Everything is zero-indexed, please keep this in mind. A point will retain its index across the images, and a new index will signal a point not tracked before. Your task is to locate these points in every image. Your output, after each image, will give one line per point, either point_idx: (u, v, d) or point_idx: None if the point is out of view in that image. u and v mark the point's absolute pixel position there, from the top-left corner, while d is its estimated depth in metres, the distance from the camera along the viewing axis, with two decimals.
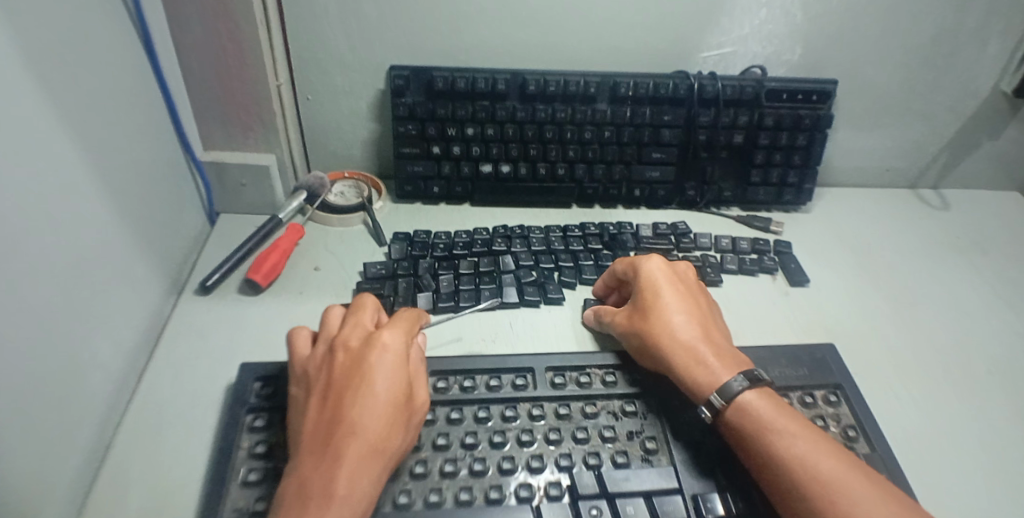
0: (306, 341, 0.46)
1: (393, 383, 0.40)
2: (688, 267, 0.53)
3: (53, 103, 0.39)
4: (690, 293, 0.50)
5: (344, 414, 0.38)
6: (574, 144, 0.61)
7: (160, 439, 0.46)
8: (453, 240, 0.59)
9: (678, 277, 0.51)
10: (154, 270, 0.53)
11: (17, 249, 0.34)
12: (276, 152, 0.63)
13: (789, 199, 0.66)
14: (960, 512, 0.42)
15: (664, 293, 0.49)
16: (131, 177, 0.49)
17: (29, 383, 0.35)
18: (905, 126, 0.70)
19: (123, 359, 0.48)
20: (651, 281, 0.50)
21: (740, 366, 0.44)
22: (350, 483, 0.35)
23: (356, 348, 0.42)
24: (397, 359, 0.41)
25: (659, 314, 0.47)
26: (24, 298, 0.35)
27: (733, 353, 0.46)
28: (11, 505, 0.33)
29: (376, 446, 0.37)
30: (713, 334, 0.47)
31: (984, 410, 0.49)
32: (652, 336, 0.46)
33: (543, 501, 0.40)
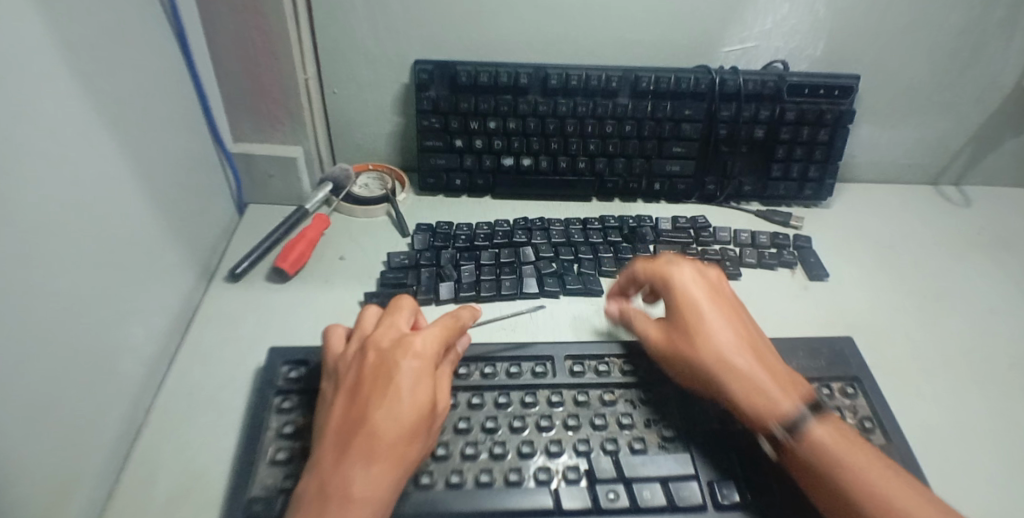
0: (342, 337, 0.47)
1: (418, 388, 0.40)
2: (722, 276, 0.51)
3: (91, 98, 0.40)
4: (730, 308, 0.48)
5: (367, 416, 0.38)
6: (595, 138, 0.62)
7: (190, 422, 0.48)
8: (475, 231, 0.60)
9: (716, 293, 0.48)
10: (185, 259, 0.55)
11: (45, 237, 0.35)
12: (302, 144, 0.64)
13: (809, 194, 0.66)
14: (973, 507, 0.42)
15: (707, 312, 0.46)
16: (160, 168, 0.51)
17: (64, 363, 0.37)
18: (928, 122, 0.69)
19: (155, 342, 0.50)
20: (689, 297, 0.47)
21: (799, 391, 0.42)
22: (368, 488, 0.36)
23: (386, 349, 0.42)
24: (423, 365, 0.41)
25: (706, 335, 0.45)
26: (60, 281, 0.36)
27: (788, 372, 0.44)
28: (47, 476, 0.34)
29: (395, 450, 0.37)
30: (764, 350, 0.45)
31: (1001, 409, 0.49)
32: (702, 359, 0.44)
33: (561, 484, 0.41)
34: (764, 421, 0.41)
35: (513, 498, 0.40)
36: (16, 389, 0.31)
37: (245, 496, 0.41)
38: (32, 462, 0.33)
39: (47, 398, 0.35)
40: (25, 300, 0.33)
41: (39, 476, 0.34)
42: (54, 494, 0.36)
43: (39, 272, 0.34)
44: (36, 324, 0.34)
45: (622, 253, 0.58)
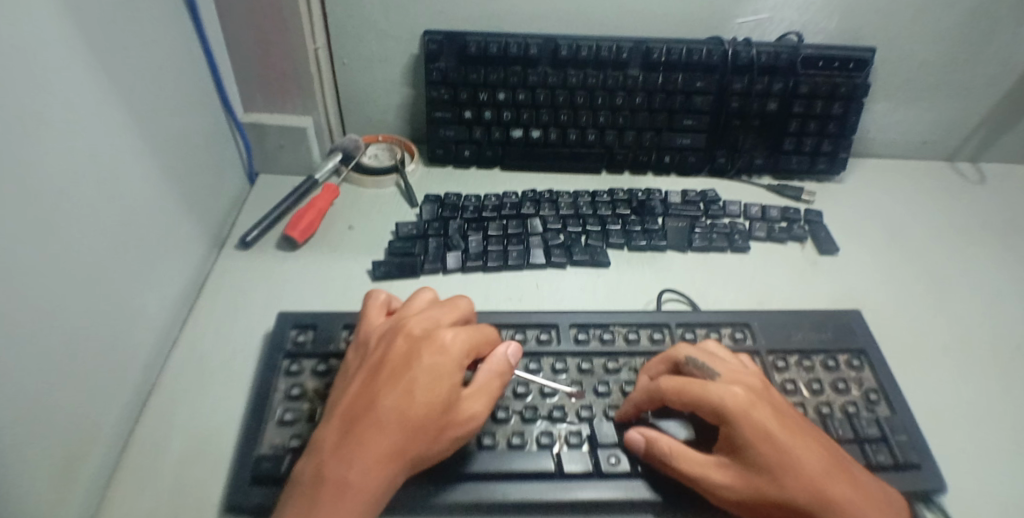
0: (381, 311, 0.45)
1: (433, 386, 0.37)
2: (759, 375, 0.42)
3: (103, 57, 0.41)
4: (793, 419, 0.39)
5: (378, 404, 0.36)
6: (605, 110, 0.61)
7: (202, 383, 0.49)
8: (483, 202, 0.59)
9: (772, 404, 0.39)
10: (197, 226, 0.56)
11: (62, 197, 0.36)
12: (312, 114, 0.65)
13: (822, 168, 0.65)
14: (973, 482, 0.42)
15: (791, 446, 0.36)
16: (174, 138, 0.51)
17: (77, 321, 0.37)
18: (945, 97, 0.68)
19: (167, 306, 0.51)
20: (762, 429, 0.37)
21: (899, 511, 0.36)
22: (363, 478, 0.33)
23: (416, 337, 0.40)
24: (447, 366, 0.39)
25: (802, 478, 0.35)
26: (76, 243, 0.37)
27: (878, 486, 0.37)
28: (61, 430, 0.35)
29: (398, 445, 0.35)
30: (849, 466, 0.38)
31: (1008, 385, 0.49)
32: (807, 509, 0.35)
33: (563, 449, 0.42)
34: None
35: (516, 460, 0.41)
36: (31, 344, 0.32)
37: (253, 455, 0.42)
38: (46, 415, 0.34)
39: (61, 354, 0.36)
40: (43, 263, 0.34)
41: (54, 430, 0.35)
42: (69, 447, 0.37)
43: (56, 234, 0.35)
44: (52, 284, 0.35)
45: (631, 226, 0.58)
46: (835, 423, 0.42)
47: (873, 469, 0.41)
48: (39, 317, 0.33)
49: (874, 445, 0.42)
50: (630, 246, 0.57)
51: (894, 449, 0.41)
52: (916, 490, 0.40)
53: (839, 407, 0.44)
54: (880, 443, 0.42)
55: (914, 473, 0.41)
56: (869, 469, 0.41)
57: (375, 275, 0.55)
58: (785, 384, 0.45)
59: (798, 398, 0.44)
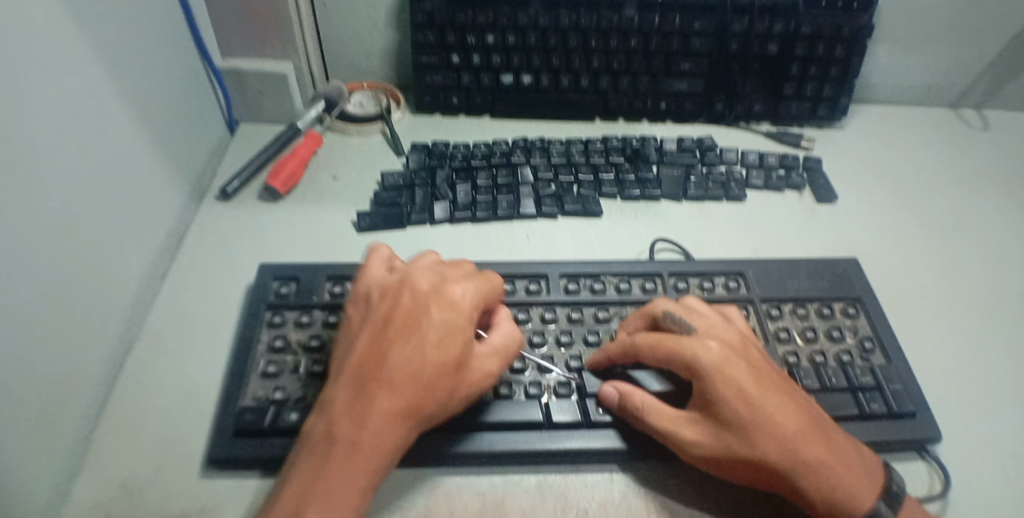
0: (384, 264, 0.43)
1: (445, 344, 0.36)
2: (738, 333, 0.40)
3: None
4: (773, 378, 0.37)
5: (389, 362, 0.35)
6: (599, 54, 0.59)
7: (184, 334, 0.48)
8: (472, 151, 0.57)
9: (752, 363, 0.37)
10: (177, 177, 0.54)
11: (29, 136, 0.34)
12: (294, 60, 0.62)
13: (822, 114, 0.63)
14: (960, 425, 0.42)
15: (764, 404, 0.35)
16: (150, 83, 0.49)
17: (49, 266, 0.36)
18: (952, 41, 0.65)
19: (147, 259, 0.49)
20: (736, 386, 0.36)
21: (869, 471, 0.35)
22: (377, 437, 0.33)
23: (424, 292, 0.38)
24: (458, 322, 0.37)
25: (772, 436, 0.34)
26: (45, 186, 0.36)
27: (852, 447, 0.36)
28: (37, 380, 0.34)
29: (412, 404, 0.34)
30: (824, 424, 0.36)
31: (1002, 332, 0.48)
32: (773, 465, 0.34)
33: (551, 398, 0.41)
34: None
35: (505, 410, 0.40)
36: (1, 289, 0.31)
37: (236, 406, 0.41)
38: (19, 362, 0.33)
39: (33, 300, 0.34)
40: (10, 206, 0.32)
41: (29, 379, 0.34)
42: (46, 399, 0.36)
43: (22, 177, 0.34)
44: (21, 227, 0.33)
45: (624, 175, 0.56)
46: (829, 371, 0.42)
47: (867, 417, 0.40)
48: (4, 260, 0.32)
49: (868, 394, 0.41)
50: (623, 195, 0.55)
51: (889, 397, 0.41)
52: (909, 438, 0.39)
53: (832, 355, 0.43)
54: (875, 391, 0.41)
55: (908, 421, 0.40)
56: (862, 418, 0.40)
57: (360, 226, 0.53)
58: (778, 332, 0.44)
59: (791, 346, 0.44)
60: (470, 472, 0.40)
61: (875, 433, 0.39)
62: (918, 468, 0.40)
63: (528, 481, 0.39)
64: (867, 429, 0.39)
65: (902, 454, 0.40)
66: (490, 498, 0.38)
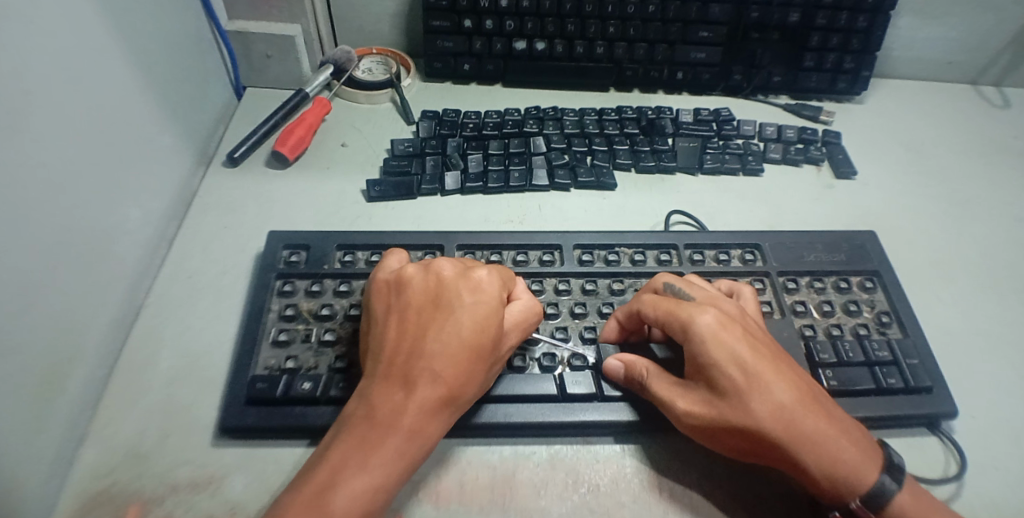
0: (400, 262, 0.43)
1: (481, 326, 0.35)
2: (744, 314, 0.39)
3: None
4: (782, 359, 0.37)
5: (424, 348, 0.34)
6: (615, 20, 0.57)
7: (192, 301, 0.48)
8: (483, 120, 0.56)
9: (761, 344, 0.37)
10: (182, 142, 0.53)
11: (28, 94, 0.33)
12: (301, 23, 0.60)
13: (841, 87, 0.62)
14: (969, 401, 0.42)
15: (766, 379, 0.34)
16: (152, 41, 0.48)
17: (52, 230, 0.35)
18: (977, 12, 0.63)
19: (153, 224, 0.49)
20: (736, 362, 0.35)
21: (874, 449, 0.35)
22: (418, 423, 0.33)
23: (448, 277, 0.38)
24: (490, 305, 0.37)
25: (780, 416, 0.34)
26: (47, 146, 0.35)
27: (855, 425, 0.36)
28: (40, 344, 0.34)
29: (451, 386, 0.34)
30: (825, 402, 0.36)
31: (1015, 310, 0.48)
32: (772, 441, 0.34)
33: (565, 371, 0.41)
34: (841, 494, 0.34)
35: (519, 382, 0.40)
36: None
37: (248, 375, 0.41)
38: (22, 326, 0.32)
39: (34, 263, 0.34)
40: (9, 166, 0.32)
41: (34, 344, 0.34)
42: (52, 362, 0.35)
43: (23, 138, 0.33)
44: (21, 190, 0.32)
45: (639, 146, 0.55)
46: (846, 344, 0.42)
47: (883, 391, 0.40)
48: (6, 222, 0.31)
49: (885, 368, 0.41)
50: (637, 167, 0.55)
51: (905, 372, 0.41)
52: (923, 412, 0.39)
53: (849, 329, 0.43)
54: (891, 366, 0.41)
55: (925, 396, 0.40)
56: (879, 392, 0.40)
57: (370, 195, 0.52)
58: (795, 305, 0.44)
59: (807, 319, 0.44)
60: (481, 444, 0.40)
61: (892, 407, 0.39)
62: (933, 445, 0.40)
63: (540, 454, 0.39)
64: (882, 404, 0.40)
65: (916, 430, 0.41)
66: (502, 471, 0.39)
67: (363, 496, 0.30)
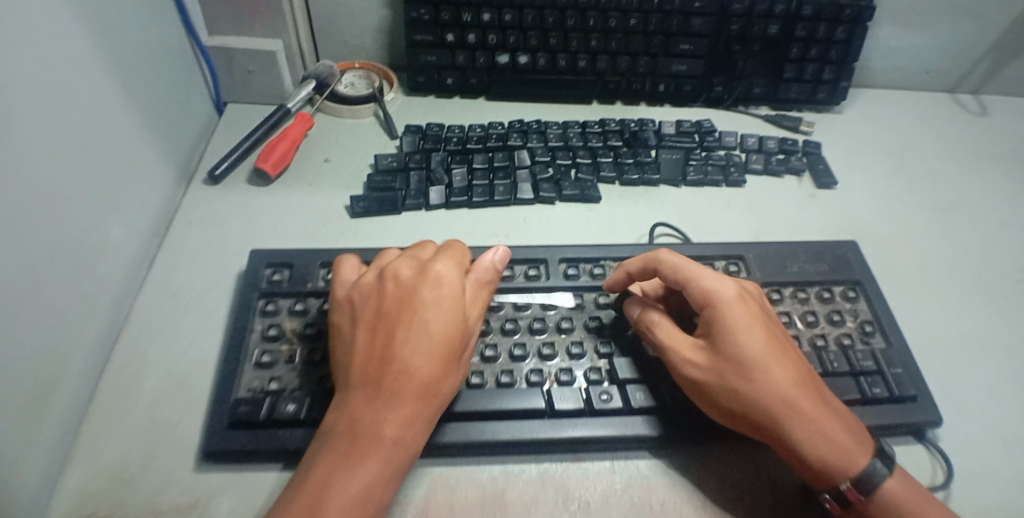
0: (355, 270, 0.43)
1: (446, 321, 0.36)
2: (762, 297, 0.42)
3: None
4: (786, 342, 0.39)
5: (394, 354, 0.35)
6: (597, 33, 0.58)
7: (176, 320, 0.47)
8: (467, 134, 0.56)
9: (771, 325, 0.39)
10: (163, 159, 0.52)
11: (11, 119, 0.33)
12: (283, 38, 0.60)
13: (822, 98, 0.62)
14: (955, 409, 0.43)
15: (771, 355, 0.37)
16: (133, 56, 0.47)
17: (34, 256, 0.35)
18: (951, 23, 0.65)
19: (134, 244, 0.48)
20: (745, 338, 0.37)
21: (864, 436, 0.36)
22: (401, 427, 0.33)
23: (406, 280, 0.39)
24: (452, 299, 0.37)
25: (783, 389, 0.36)
26: (29, 171, 0.34)
27: (848, 413, 0.37)
28: (21, 374, 0.33)
29: (425, 388, 0.34)
30: (821, 388, 0.37)
31: (999, 316, 0.49)
32: (772, 415, 0.35)
33: (553, 386, 0.41)
34: (834, 477, 0.34)
35: (507, 399, 0.40)
36: None
37: (231, 398, 0.40)
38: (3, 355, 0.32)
39: (16, 290, 0.33)
40: None
41: (16, 372, 0.33)
42: (32, 390, 0.34)
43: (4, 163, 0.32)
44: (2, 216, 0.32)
45: (623, 159, 0.55)
46: (831, 355, 0.42)
47: (868, 401, 0.40)
48: None
49: (870, 378, 0.41)
50: (622, 180, 0.55)
51: (890, 381, 0.41)
52: (909, 421, 0.40)
53: (834, 339, 0.44)
54: (875, 375, 0.41)
55: (909, 405, 0.41)
56: (864, 402, 0.40)
57: (354, 211, 0.52)
58: (779, 316, 0.44)
59: (793, 330, 0.44)
60: (468, 464, 0.39)
61: (878, 417, 0.40)
62: (919, 454, 0.40)
63: (529, 472, 0.39)
64: (868, 413, 0.40)
65: (902, 438, 0.41)
66: (492, 489, 0.38)
67: (353, 502, 0.30)
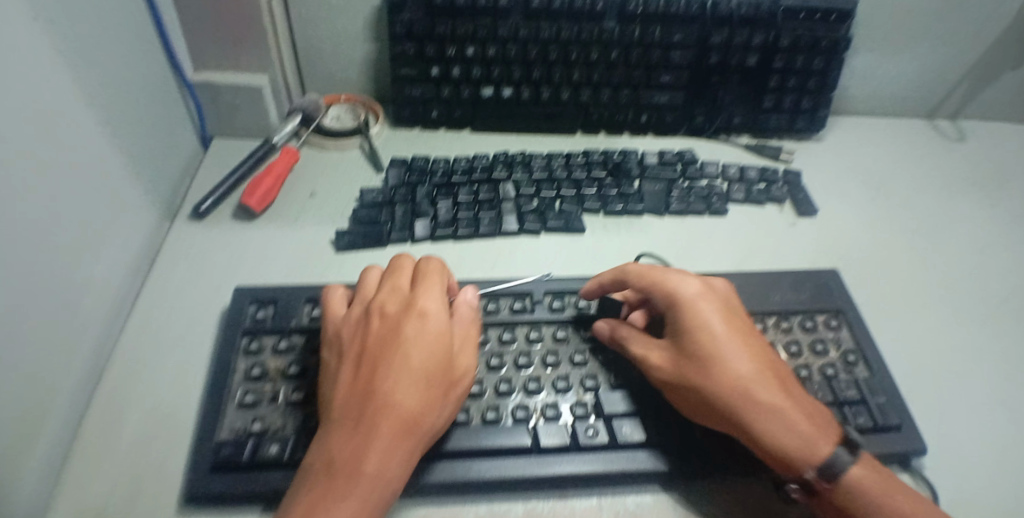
0: (342, 301, 0.43)
1: (430, 356, 0.37)
2: (730, 291, 0.43)
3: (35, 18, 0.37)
4: (749, 336, 0.40)
5: (377, 390, 0.35)
6: (579, 66, 0.58)
7: (158, 359, 0.46)
8: (452, 166, 0.57)
9: (734, 319, 0.40)
10: (148, 195, 0.52)
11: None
12: (269, 73, 0.60)
13: (801, 126, 0.63)
14: (941, 439, 0.43)
15: (730, 349, 0.38)
16: (118, 96, 0.47)
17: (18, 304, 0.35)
18: (926, 52, 0.66)
19: (117, 283, 0.47)
20: (706, 332, 0.39)
21: (830, 424, 0.37)
22: (380, 463, 0.32)
23: (392, 314, 0.39)
24: (437, 332, 0.38)
25: (739, 381, 0.37)
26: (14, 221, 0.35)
27: (813, 403, 0.38)
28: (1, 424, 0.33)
29: (407, 423, 0.34)
30: (786, 379, 0.39)
31: (982, 343, 0.49)
32: (731, 406, 0.37)
33: (539, 422, 0.41)
34: (797, 466, 0.35)
35: (493, 436, 0.40)
36: None
37: (214, 440, 0.40)
38: None
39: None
40: None
41: None
42: (13, 440, 0.34)
43: None
44: None
45: (607, 190, 0.56)
46: (814, 386, 0.42)
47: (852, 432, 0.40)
48: None
49: (853, 408, 0.41)
50: (606, 211, 0.55)
51: (873, 411, 0.41)
52: (894, 450, 0.40)
53: (817, 369, 0.44)
54: (859, 405, 0.42)
55: (893, 433, 0.41)
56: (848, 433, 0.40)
57: (339, 246, 0.52)
58: None
59: None
60: (453, 503, 0.39)
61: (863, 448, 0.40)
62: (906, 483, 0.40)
63: (516, 510, 0.39)
64: None
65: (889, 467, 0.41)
66: None
67: None
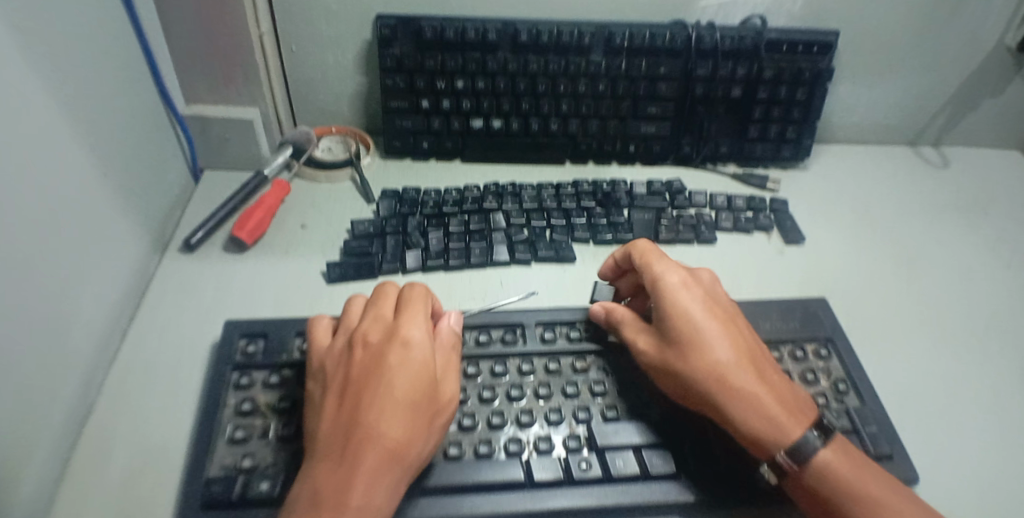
0: (327, 332, 0.43)
1: (414, 382, 0.37)
2: (715, 281, 0.45)
3: (30, 59, 0.37)
4: (729, 323, 0.42)
5: (361, 420, 0.35)
6: (567, 98, 0.59)
7: (145, 395, 0.46)
8: (443, 197, 0.57)
9: (713, 306, 0.42)
10: (138, 229, 0.52)
11: None
12: (259, 106, 0.61)
13: (786, 155, 0.64)
14: (937, 467, 0.43)
15: (708, 335, 0.40)
16: (110, 132, 0.48)
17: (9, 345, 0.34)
18: (905, 82, 0.68)
19: (106, 318, 0.47)
20: (686, 316, 0.41)
21: (805, 409, 0.38)
22: (366, 493, 0.32)
23: (375, 343, 0.39)
24: (420, 359, 0.38)
25: (714, 364, 0.39)
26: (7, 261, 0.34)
27: (791, 388, 0.40)
28: None
29: (392, 451, 0.34)
30: (764, 366, 0.40)
31: (971, 370, 0.49)
32: (704, 386, 0.39)
33: (532, 456, 0.41)
34: (767, 448, 0.37)
35: (485, 470, 0.39)
36: None
37: (202, 478, 0.39)
38: None
39: None
40: None
41: None
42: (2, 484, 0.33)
43: None
44: None
45: (596, 219, 0.57)
46: None
47: None
48: None
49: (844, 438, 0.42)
50: (596, 240, 0.56)
51: (865, 440, 0.41)
52: None
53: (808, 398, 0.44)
54: (850, 435, 0.42)
55: (885, 463, 0.41)
56: None
57: (330, 278, 0.52)
58: None
59: None
60: None
61: None
62: None
63: None
64: None
65: None
66: None
67: None
